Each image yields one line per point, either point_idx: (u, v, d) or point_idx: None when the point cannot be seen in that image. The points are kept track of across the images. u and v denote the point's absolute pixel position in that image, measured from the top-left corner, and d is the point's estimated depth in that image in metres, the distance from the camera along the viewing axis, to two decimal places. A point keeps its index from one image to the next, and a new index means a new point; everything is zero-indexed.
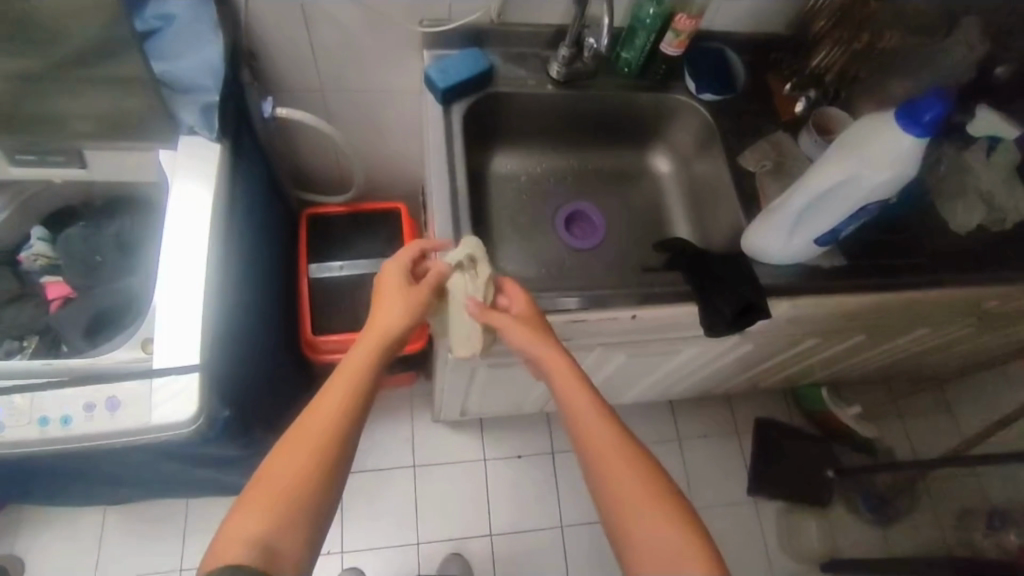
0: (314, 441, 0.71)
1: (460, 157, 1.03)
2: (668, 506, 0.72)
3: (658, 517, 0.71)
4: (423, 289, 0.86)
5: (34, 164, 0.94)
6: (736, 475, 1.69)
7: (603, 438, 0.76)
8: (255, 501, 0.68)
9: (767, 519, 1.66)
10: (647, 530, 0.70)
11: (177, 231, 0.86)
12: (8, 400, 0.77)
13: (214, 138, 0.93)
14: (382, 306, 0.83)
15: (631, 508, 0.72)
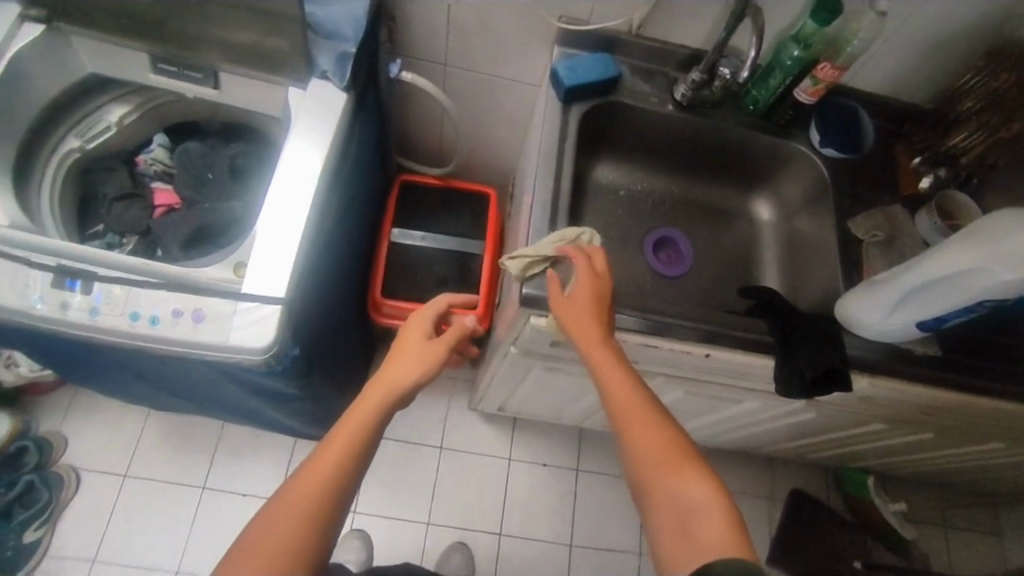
0: (312, 487, 0.70)
1: (569, 156, 1.03)
2: (686, 461, 0.73)
3: (676, 471, 0.72)
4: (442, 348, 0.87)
5: (172, 76, 0.99)
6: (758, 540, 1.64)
7: (623, 391, 0.77)
8: (255, 549, 0.66)
9: None
10: (672, 480, 0.72)
11: (290, 167, 0.89)
12: (109, 288, 0.81)
13: (344, 87, 0.95)
14: (399, 361, 0.84)
15: (656, 455, 0.73)
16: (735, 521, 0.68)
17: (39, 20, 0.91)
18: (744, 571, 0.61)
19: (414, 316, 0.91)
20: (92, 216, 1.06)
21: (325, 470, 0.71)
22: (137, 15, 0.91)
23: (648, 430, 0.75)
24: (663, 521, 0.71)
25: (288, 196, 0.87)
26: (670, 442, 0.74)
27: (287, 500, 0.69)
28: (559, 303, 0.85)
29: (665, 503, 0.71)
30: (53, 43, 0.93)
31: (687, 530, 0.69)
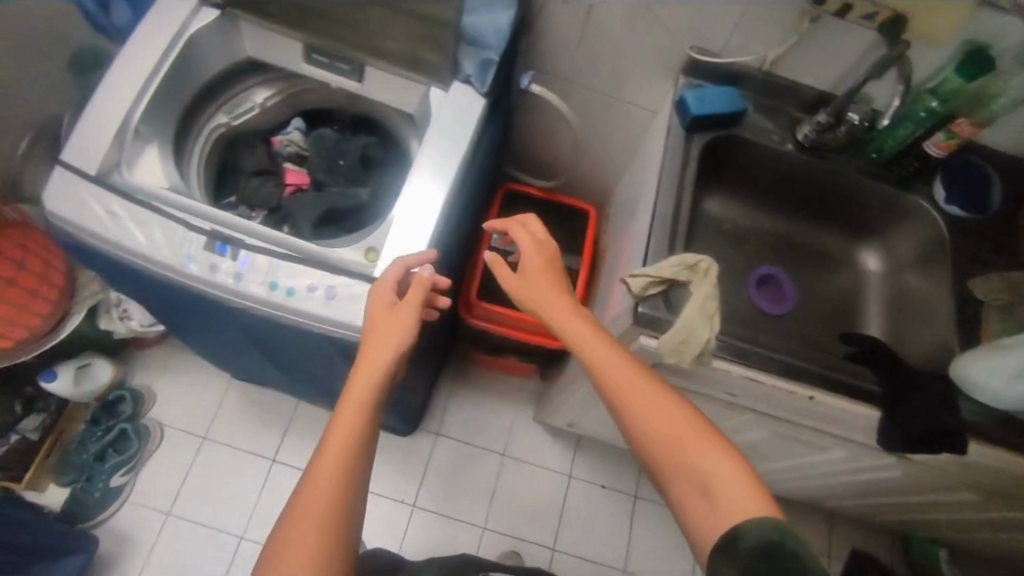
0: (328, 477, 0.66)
1: (689, 184, 1.04)
2: (700, 432, 0.73)
3: (693, 443, 0.71)
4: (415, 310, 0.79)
5: (323, 67, 1.04)
6: None
7: (623, 364, 0.78)
8: (286, 549, 0.63)
9: None
10: (688, 454, 0.71)
11: (428, 163, 0.93)
12: (254, 256, 0.86)
13: (483, 92, 0.97)
14: (379, 338, 0.77)
15: (667, 429, 0.73)
16: (758, 485, 0.68)
17: (216, 5, 0.98)
18: (773, 533, 0.62)
19: (374, 288, 0.82)
20: (227, 187, 1.12)
21: (332, 472, 0.66)
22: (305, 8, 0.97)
23: (655, 400, 0.75)
24: (686, 495, 0.70)
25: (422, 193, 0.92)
26: (681, 416, 0.74)
27: (306, 504, 0.65)
28: (514, 282, 0.88)
29: (687, 477, 0.70)
30: (224, 27, 0.99)
31: (709, 500, 0.68)
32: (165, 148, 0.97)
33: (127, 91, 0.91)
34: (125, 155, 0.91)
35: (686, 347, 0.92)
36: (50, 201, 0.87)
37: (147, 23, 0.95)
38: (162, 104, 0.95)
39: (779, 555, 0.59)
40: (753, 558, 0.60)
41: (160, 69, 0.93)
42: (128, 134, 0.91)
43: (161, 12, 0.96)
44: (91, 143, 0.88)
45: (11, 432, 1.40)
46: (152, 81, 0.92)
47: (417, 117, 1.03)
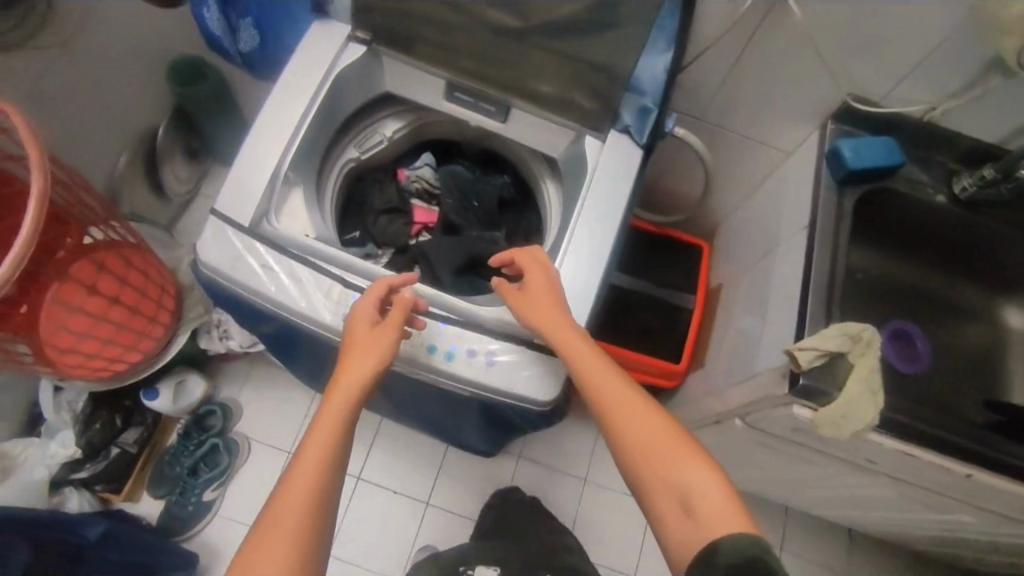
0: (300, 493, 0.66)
1: (843, 241, 0.99)
2: (677, 445, 0.70)
3: (672, 455, 0.69)
4: (394, 329, 0.78)
5: (464, 105, 0.99)
6: None
7: (610, 382, 0.76)
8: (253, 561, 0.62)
9: None
10: (670, 468, 0.69)
11: (589, 222, 0.90)
12: (413, 317, 0.84)
13: (642, 143, 0.93)
14: (358, 356, 0.75)
15: (648, 444, 0.71)
16: (734, 499, 0.66)
17: (363, 41, 0.94)
18: (751, 550, 0.59)
19: (354, 306, 0.80)
20: (351, 221, 1.08)
21: (304, 488, 0.66)
22: (457, 46, 0.93)
23: (632, 412, 0.73)
24: (661, 508, 0.68)
25: (581, 259, 0.89)
26: (658, 427, 0.72)
27: (277, 523, 0.64)
28: (511, 295, 0.84)
29: (668, 494, 0.68)
30: (369, 64, 0.96)
31: (686, 514, 0.66)
32: (308, 189, 0.94)
33: (280, 136, 0.89)
34: (274, 201, 0.88)
35: (846, 425, 0.88)
36: (202, 250, 0.84)
37: (294, 62, 0.92)
38: (308, 146, 0.92)
39: (758, 573, 0.57)
40: (733, 574, 0.58)
41: (309, 111, 0.91)
42: (278, 180, 0.88)
43: (309, 51, 0.93)
44: (245, 190, 0.86)
45: (112, 444, 1.41)
46: (301, 125, 0.90)
47: (563, 165, 1.00)
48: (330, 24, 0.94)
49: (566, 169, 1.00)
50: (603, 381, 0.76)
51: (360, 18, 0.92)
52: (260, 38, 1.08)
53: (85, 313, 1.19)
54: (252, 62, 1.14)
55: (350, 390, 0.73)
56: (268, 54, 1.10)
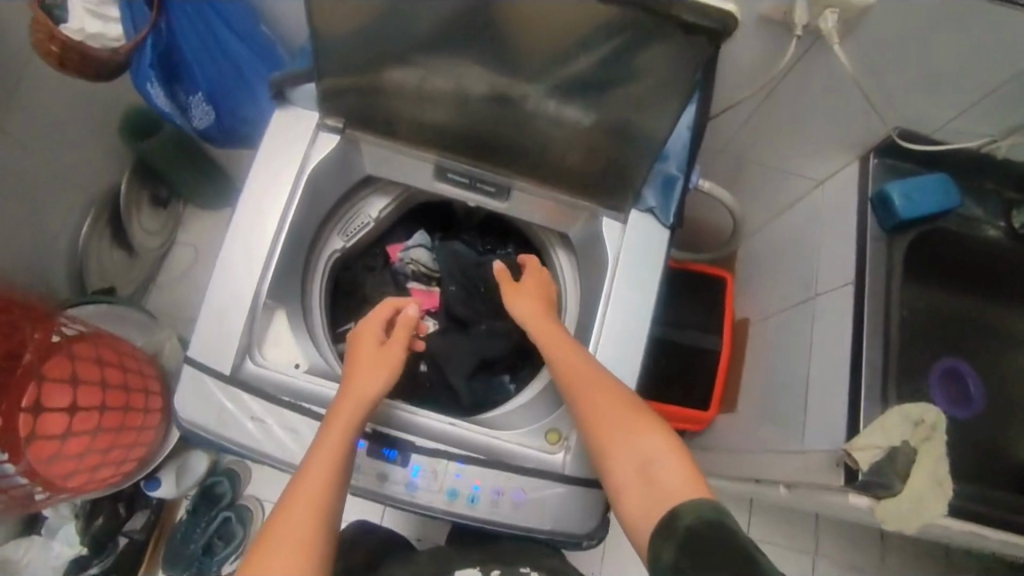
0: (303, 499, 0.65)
1: (897, 304, 0.88)
2: (641, 415, 0.69)
3: (631, 423, 0.68)
4: (397, 347, 0.79)
5: (459, 186, 0.86)
6: None
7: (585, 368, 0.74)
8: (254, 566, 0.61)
9: None
10: (631, 440, 0.67)
11: (617, 324, 0.79)
12: (427, 461, 0.75)
13: (669, 223, 0.80)
14: (359, 366, 0.76)
15: (613, 420, 0.69)
16: (691, 466, 0.64)
17: (336, 128, 0.80)
18: (709, 514, 0.57)
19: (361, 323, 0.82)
20: (343, 311, 0.97)
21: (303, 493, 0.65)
22: (448, 127, 0.79)
23: (601, 389, 0.72)
24: (623, 476, 0.66)
25: (611, 367, 0.78)
26: (625, 400, 0.71)
27: (276, 536, 0.62)
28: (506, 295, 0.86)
29: (631, 466, 0.66)
30: (346, 152, 0.82)
31: (648, 482, 0.64)
32: (291, 306, 0.82)
33: (253, 259, 0.76)
34: (254, 336, 0.77)
35: (913, 521, 0.80)
36: (181, 406, 0.74)
37: (258, 164, 0.79)
38: (287, 260, 0.80)
39: (717, 534, 0.55)
40: (692, 537, 0.56)
41: (282, 224, 0.78)
42: (258, 311, 0.77)
43: (274, 148, 0.79)
44: (221, 332, 0.75)
45: (119, 535, 1.35)
46: (276, 241, 0.77)
47: (577, 246, 0.87)
48: (296, 112, 0.80)
49: (581, 250, 0.87)
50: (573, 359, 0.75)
51: (331, 105, 0.78)
52: (216, 112, 0.96)
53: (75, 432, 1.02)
54: (205, 136, 1.00)
55: (354, 402, 0.72)
56: (225, 128, 0.99)
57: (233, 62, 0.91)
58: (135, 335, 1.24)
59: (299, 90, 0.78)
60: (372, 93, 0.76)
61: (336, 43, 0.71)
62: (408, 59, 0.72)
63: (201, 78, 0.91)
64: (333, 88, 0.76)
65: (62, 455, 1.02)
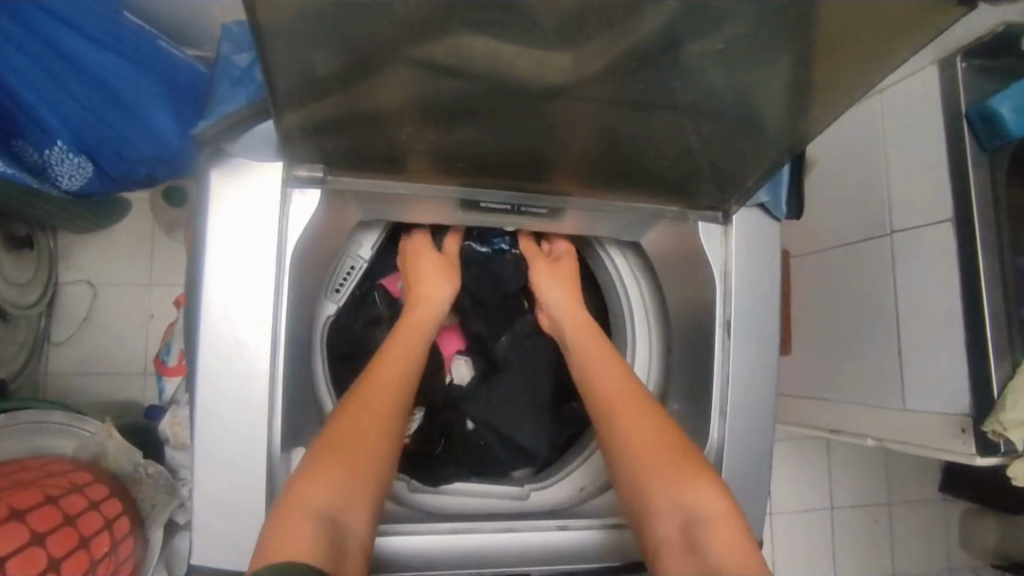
0: (376, 408, 0.59)
1: (1007, 237, 0.77)
2: (681, 448, 0.60)
3: (662, 466, 0.59)
4: (450, 262, 0.72)
5: (495, 213, 0.62)
6: (932, 474, 1.73)
7: (614, 370, 0.65)
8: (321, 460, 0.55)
9: (953, 517, 1.75)
10: (672, 477, 0.58)
11: (745, 355, 0.63)
12: None
13: (783, 217, 0.64)
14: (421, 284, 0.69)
15: (649, 452, 0.60)
16: (744, 531, 0.56)
17: (313, 178, 0.54)
18: None
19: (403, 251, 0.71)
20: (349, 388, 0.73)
21: (381, 397, 0.60)
22: (479, 147, 0.55)
23: (642, 412, 0.62)
24: (669, 532, 0.58)
25: (745, 405, 0.64)
26: (660, 423, 0.62)
27: (338, 431, 0.57)
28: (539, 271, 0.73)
29: (668, 506, 0.58)
30: (332, 209, 0.57)
31: (691, 549, 0.56)
32: (310, 431, 0.61)
33: (251, 401, 0.54)
34: None
35: None
36: None
37: (211, 260, 0.53)
38: (295, 377, 0.58)
39: None
40: None
41: (279, 337, 0.54)
42: (277, 466, 0.56)
43: (228, 235, 0.53)
44: (236, 518, 0.54)
45: None
46: (277, 366, 0.54)
47: (654, 258, 0.67)
48: (246, 170, 0.53)
49: (657, 261, 0.68)
50: (609, 367, 0.65)
51: (302, 147, 0.52)
52: (95, 162, 0.65)
53: None
54: (87, 190, 0.69)
55: (423, 317, 0.68)
56: (116, 178, 0.68)
57: (99, 85, 0.58)
58: (63, 443, 0.94)
59: (246, 138, 0.51)
60: (367, 123, 0.51)
61: (305, 64, 0.44)
62: (423, 68, 0.46)
63: (55, 121, 0.59)
64: (306, 126, 0.50)
65: None
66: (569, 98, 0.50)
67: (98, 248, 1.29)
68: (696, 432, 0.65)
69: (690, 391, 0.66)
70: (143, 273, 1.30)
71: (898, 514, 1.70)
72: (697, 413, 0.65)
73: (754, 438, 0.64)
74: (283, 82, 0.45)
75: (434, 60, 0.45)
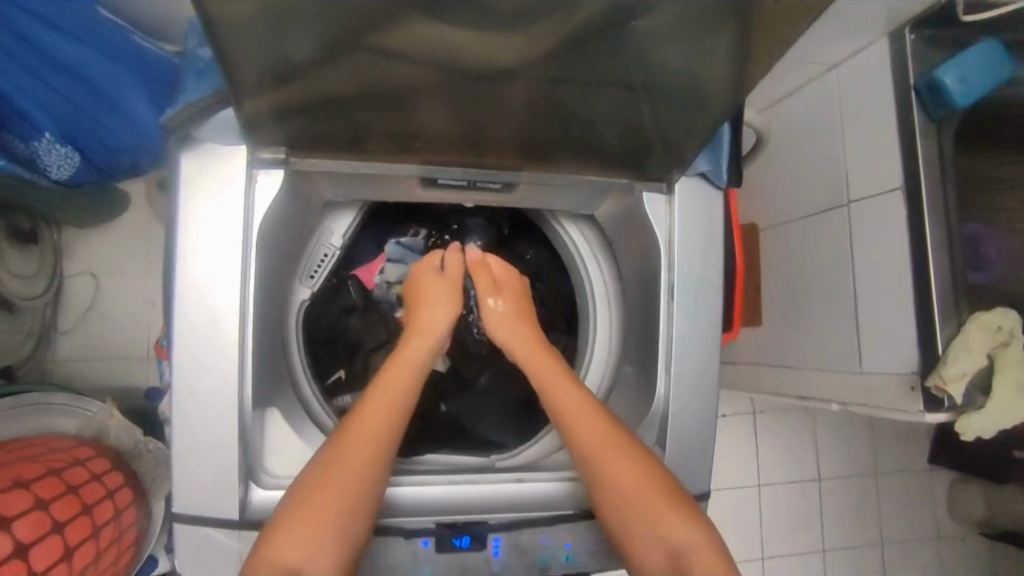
0: (359, 474, 0.60)
1: (953, 203, 0.80)
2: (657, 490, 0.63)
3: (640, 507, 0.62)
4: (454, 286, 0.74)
5: (451, 188, 0.67)
6: (920, 441, 1.77)
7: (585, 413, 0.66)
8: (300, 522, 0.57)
9: (941, 485, 1.78)
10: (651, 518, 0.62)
11: (690, 315, 0.67)
12: (507, 535, 0.64)
13: (724, 185, 0.67)
14: (424, 310, 0.73)
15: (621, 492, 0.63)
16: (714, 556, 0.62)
17: (277, 160, 0.59)
18: None
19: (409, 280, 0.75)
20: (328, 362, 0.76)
21: (364, 460, 0.60)
22: (431, 127, 0.58)
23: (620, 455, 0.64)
24: (652, 563, 0.63)
25: (691, 364, 0.67)
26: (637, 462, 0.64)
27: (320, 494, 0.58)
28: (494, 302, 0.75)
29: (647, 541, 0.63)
30: (295, 186, 0.61)
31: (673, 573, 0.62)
32: (283, 395, 0.65)
33: (222, 365, 0.58)
34: (252, 454, 0.61)
35: (993, 430, 0.78)
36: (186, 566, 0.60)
37: (183, 237, 0.57)
38: (265, 346, 0.62)
39: None
40: None
41: (247, 307, 0.59)
42: (249, 424, 0.60)
43: (199, 215, 0.57)
44: (211, 474, 0.58)
45: None
46: (245, 333, 0.59)
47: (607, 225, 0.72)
48: (212, 154, 0.57)
49: (611, 228, 0.72)
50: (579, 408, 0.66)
51: (263, 129, 0.56)
52: (82, 153, 0.70)
53: None
54: (76, 180, 0.74)
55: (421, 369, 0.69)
56: (103, 168, 0.73)
57: (80, 78, 0.63)
58: (67, 421, 1.00)
59: (209, 123, 0.56)
60: (320, 107, 0.55)
61: (260, 49, 0.48)
62: (369, 49, 0.50)
63: (41, 114, 0.63)
64: (263, 111, 0.54)
65: None
66: (506, 78, 0.54)
67: (101, 240, 1.35)
68: (648, 392, 0.69)
69: (642, 353, 0.71)
70: (143, 263, 1.36)
71: (885, 483, 1.75)
72: (647, 374, 0.69)
73: (700, 396, 0.68)
74: (242, 68, 0.49)
75: (375, 44, 0.49)
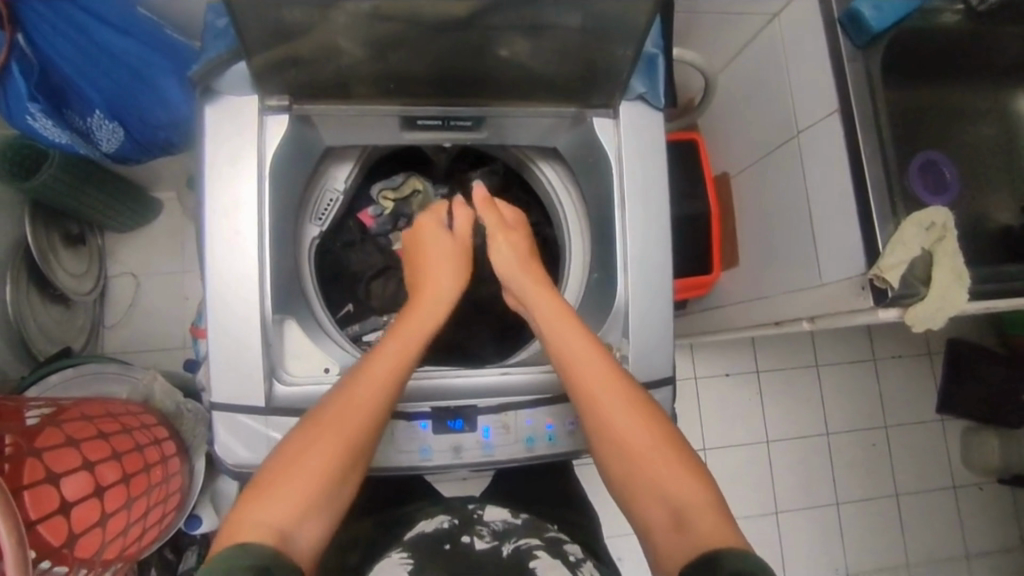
0: (345, 423, 0.63)
1: (882, 120, 0.89)
2: (665, 441, 0.65)
3: (649, 461, 0.64)
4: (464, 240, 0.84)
5: (430, 129, 0.79)
6: (928, 394, 1.68)
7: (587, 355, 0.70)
8: (279, 473, 0.60)
9: (953, 436, 1.68)
10: (656, 474, 0.64)
11: (642, 219, 0.77)
12: (495, 417, 0.75)
13: (661, 106, 0.79)
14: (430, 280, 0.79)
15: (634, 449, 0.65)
16: (720, 507, 0.61)
17: (282, 107, 0.72)
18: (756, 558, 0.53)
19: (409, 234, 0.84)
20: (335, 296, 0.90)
21: (355, 412, 0.64)
22: (405, 72, 0.71)
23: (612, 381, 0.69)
24: (655, 520, 0.62)
25: (647, 264, 0.77)
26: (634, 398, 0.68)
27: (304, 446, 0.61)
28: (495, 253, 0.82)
29: (653, 498, 0.63)
30: (299, 129, 0.74)
31: (678, 527, 0.60)
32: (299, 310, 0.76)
33: (244, 277, 0.70)
34: (273, 354, 0.72)
35: (940, 319, 0.85)
36: (227, 452, 0.71)
37: (209, 173, 0.70)
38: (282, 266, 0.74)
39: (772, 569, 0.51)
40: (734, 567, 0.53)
41: (262, 230, 0.71)
42: (269, 327, 0.71)
43: (223, 154, 0.70)
44: (241, 370, 0.70)
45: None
46: (263, 251, 0.70)
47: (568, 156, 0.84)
48: (230, 102, 0.70)
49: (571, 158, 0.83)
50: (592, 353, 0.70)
51: (270, 81, 0.69)
52: (126, 128, 0.83)
53: (137, 520, 0.92)
54: (125, 156, 0.88)
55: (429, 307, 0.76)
56: (143, 143, 0.86)
57: (122, 59, 0.77)
58: (118, 387, 1.13)
59: (227, 76, 0.69)
60: (311, 58, 0.67)
61: (261, 13, 0.61)
62: (346, 11, 0.62)
63: (93, 93, 0.78)
64: (268, 65, 0.67)
65: (128, 542, 0.92)
66: (460, 28, 0.66)
67: (140, 242, 1.50)
68: (610, 292, 0.79)
69: (603, 261, 0.81)
70: (178, 260, 1.50)
71: (897, 438, 1.66)
72: (609, 279, 0.79)
73: (655, 291, 0.78)
74: (249, 32, 0.62)
75: (355, 5, 0.62)
